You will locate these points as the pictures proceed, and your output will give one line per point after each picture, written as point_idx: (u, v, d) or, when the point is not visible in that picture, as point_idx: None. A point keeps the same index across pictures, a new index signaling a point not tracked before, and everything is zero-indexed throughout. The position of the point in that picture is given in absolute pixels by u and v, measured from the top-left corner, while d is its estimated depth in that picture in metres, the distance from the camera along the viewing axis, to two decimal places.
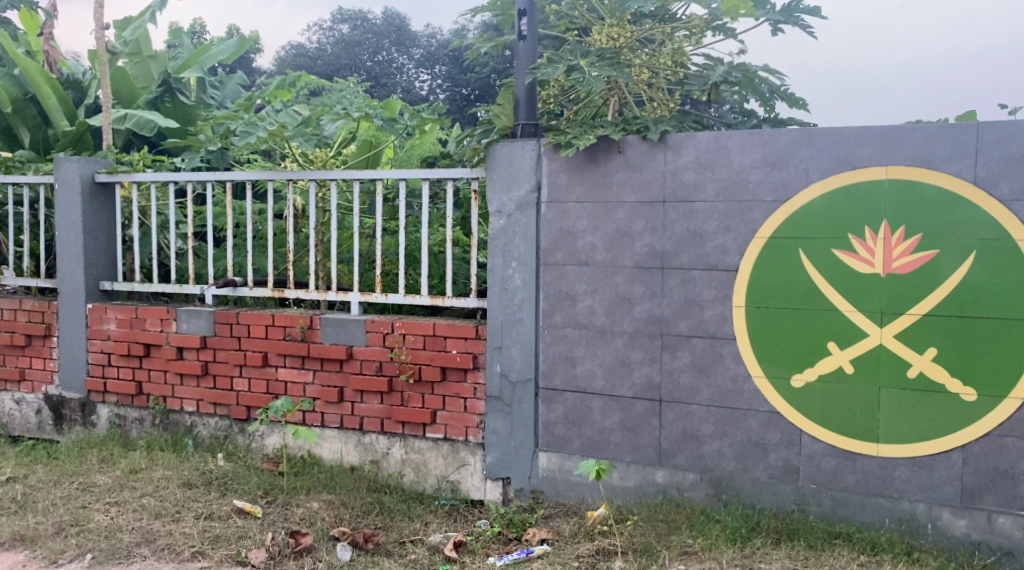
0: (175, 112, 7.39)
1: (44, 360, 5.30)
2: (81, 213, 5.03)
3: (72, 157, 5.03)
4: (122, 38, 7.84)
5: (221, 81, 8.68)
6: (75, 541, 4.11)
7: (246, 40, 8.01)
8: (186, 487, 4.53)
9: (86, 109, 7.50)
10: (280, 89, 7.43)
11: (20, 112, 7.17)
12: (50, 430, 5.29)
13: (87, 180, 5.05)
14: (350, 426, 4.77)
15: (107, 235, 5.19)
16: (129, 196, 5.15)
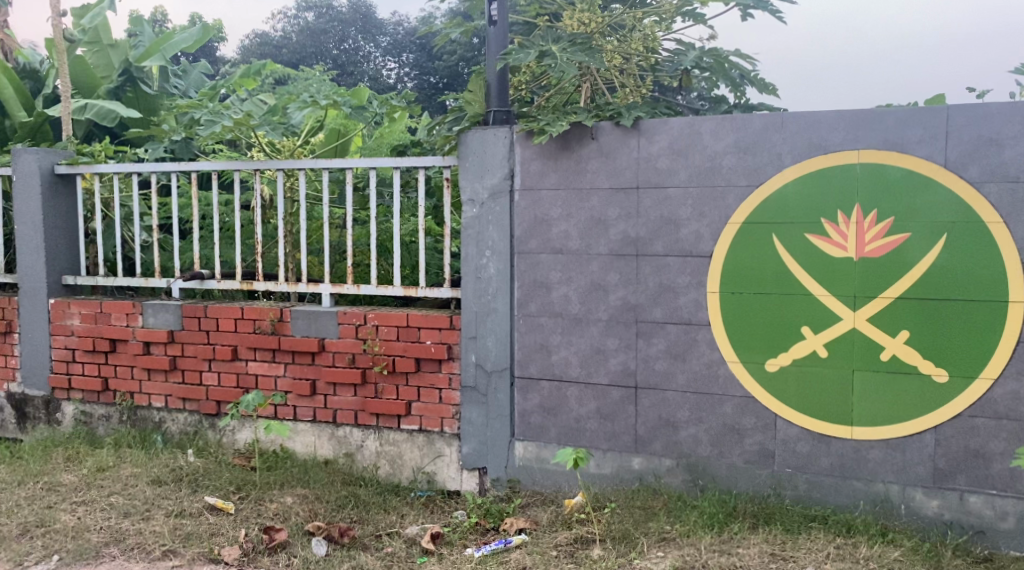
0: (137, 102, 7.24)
1: (4, 357, 5.15)
2: (41, 205, 4.87)
3: (30, 148, 4.85)
4: (81, 26, 7.51)
5: (185, 71, 8.50)
6: (41, 542, 4.01)
7: (212, 28, 7.68)
8: (156, 485, 4.44)
9: (44, 99, 7.25)
10: (245, 78, 7.26)
11: None
12: (14, 429, 5.14)
13: (47, 173, 4.88)
14: (322, 419, 4.70)
15: (70, 228, 5.04)
16: (91, 188, 4.99)
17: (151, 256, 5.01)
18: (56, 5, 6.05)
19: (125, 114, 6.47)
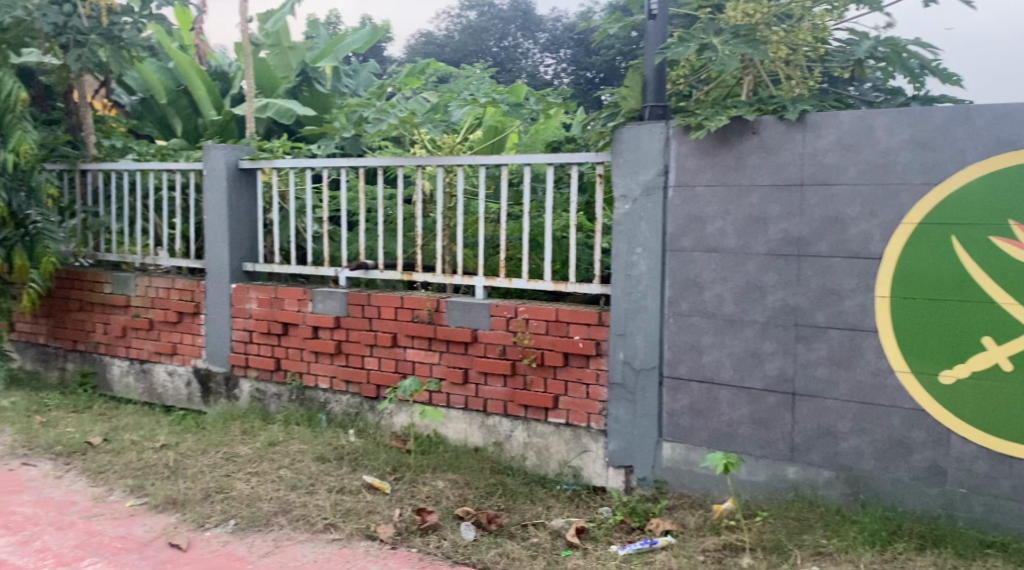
0: (314, 99, 7.94)
1: (193, 335, 5.56)
2: (226, 197, 5.27)
3: (218, 144, 5.27)
4: (263, 29, 7.97)
5: (356, 71, 9.03)
6: (221, 507, 4.35)
7: (381, 28, 8.11)
8: (320, 461, 4.72)
9: (232, 99, 7.86)
10: (410, 76, 7.58)
11: (174, 103, 7.85)
12: (199, 401, 5.57)
13: (232, 167, 5.29)
14: (473, 407, 4.83)
15: (250, 219, 5.42)
16: (270, 181, 5.35)
17: (319, 247, 5.28)
18: (244, 12, 6.50)
19: (301, 112, 6.96)
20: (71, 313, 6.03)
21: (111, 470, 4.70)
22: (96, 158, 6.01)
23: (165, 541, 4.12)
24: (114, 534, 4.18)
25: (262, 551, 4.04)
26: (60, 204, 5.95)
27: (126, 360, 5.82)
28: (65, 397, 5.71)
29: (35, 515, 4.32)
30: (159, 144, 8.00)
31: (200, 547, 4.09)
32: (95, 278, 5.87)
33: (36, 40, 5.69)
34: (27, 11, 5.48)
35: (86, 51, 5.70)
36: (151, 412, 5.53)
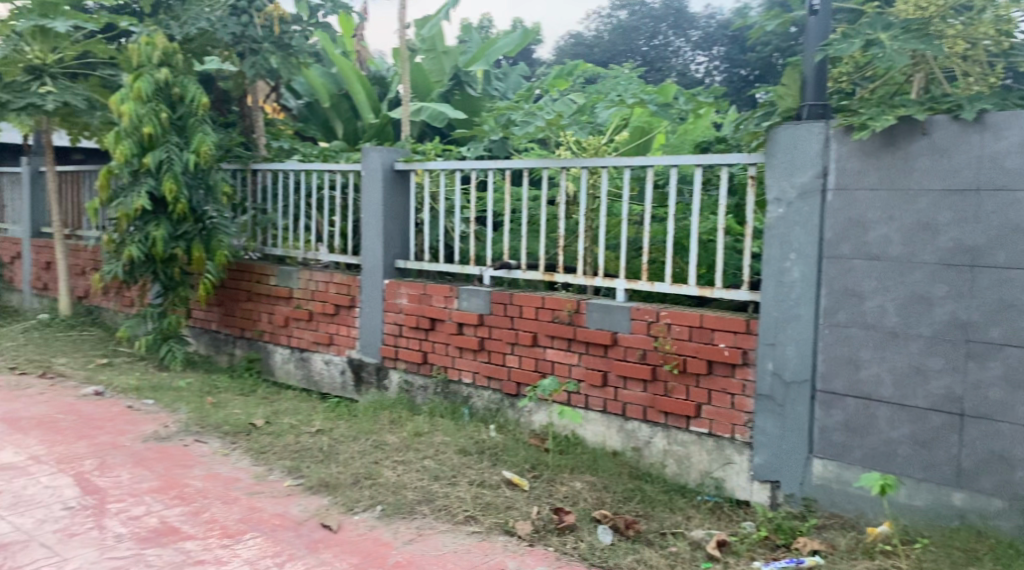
0: (463, 104, 8.24)
1: (348, 327, 5.84)
2: (382, 197, 5.51)
3: (376, 146, 5.52)
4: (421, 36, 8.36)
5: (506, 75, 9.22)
6: (369, 492, 4.50)
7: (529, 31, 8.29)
8: (462, 454, 4.83)
9: (389, 102, 8.28)
10: (559, 78, 7.69)
11: (337, 107, 8.36)
12: (352, 390, 5.85)
13: (388, 169, 5.53)
14: (613, 411, 4.80)
15: (403, 218, 5.62)
16: (422, 182, 5.53)
17: (465, 246, 5.37)
18: (402, 18, 6.75)
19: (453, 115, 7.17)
20: (239, 303, 6.49)
21: (271, 451, 4.95)
22: (266, 161, 6.49)
23: (317, 521, 4.28)
24: (273, 511, 4.37)
25: (405, 537, 4.14)
26: (234, 200, 6.44)
27: (288, 347, 6.19)
28: (232, 380, 6.13)
29: (206, 489, 4.55)
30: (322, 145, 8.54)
31: (349, 529, 4.24)
32: (262, 271, 6.28)
33: (217, 50, 6.56)
34: (211, 22, 6.36)
35: (260, 59, 6.54)
36: (308, 398, 5.85)
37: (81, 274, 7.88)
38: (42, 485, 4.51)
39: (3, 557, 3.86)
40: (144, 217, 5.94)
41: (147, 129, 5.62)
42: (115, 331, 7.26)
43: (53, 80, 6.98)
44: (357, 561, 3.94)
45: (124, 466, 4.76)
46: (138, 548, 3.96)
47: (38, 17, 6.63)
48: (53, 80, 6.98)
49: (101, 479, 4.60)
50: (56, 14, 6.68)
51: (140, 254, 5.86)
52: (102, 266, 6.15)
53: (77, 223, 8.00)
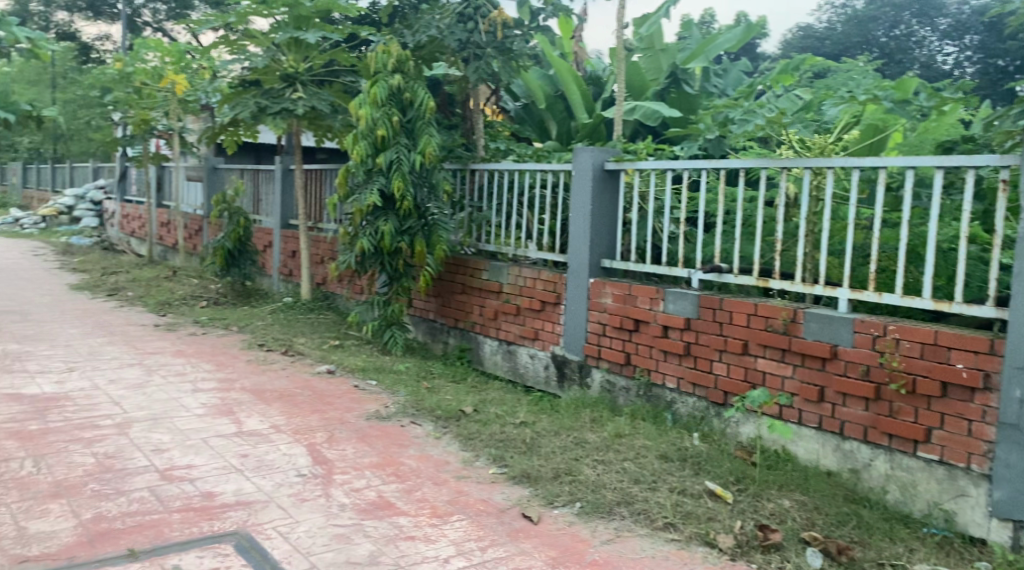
0: (680, 101, 9.38)
1: (553, 324, 5.92)
2: (590, 196, 5.53)
3: (587, 146, 5.55)
4: (638, 36, 9.61)
5: (728, 72, 10.61)
6: (569, 488, 4.46)
7: (752, 28, 9.43)
8: (663, 459, 4.71)
9: (602, 102, 9.54)
10: (783, 74, 7.46)
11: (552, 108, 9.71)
12: (555, 385, 5.92)
13: (598, 169, 5.54)
14: (829, 428, 4.50)
15: (611, 218, 5.61)
16: (633, 182, 5.50)
17: (676, 247, 5.28)
18: (621, 17, 6.76)
19: (667, 114, 8.15)
20: (455, 295, 6.78)
21: (479, 439, 5.05)
22: (482, 161, 6.77)
23: (519, 511, 4.28)
24: (477, 497, 4.42)
25: (603, 537, 4.09)
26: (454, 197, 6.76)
27: (496, 339, 6.38)
28: (447, 367, 6.49)
29: (419, 469, 4.70)
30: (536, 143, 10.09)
31: (549, 522, 4.21)
32: (475, 265, 6.53)
33: (445, 56, 7.02)
34: (440, 30, 6.81)
35: (482, 63, 6.79)
36: (513, 389, 6.01)
37: (320, 262, 8.60)
38: (281, 452, 4.85)
39: (246, 513, 4.14)
40: (374, 212, 6.41)
41: (381, 131, 6.16)
42: (347, 315, 7.89)
43: (303, 87, 7.68)
44: (555, 554, 3.92)
45: (350, 441, 5.05)
46: (359, 519, 4.13)
47: (293, 29, 7.42)
48: (303, 88, 7.68)
49: (329, 452, 4.89)
50: (308, 27, 7.50)
51: (370, 246, 6.33)
52: (337, 256, 6.70)
53: (318, 217, 8.75)
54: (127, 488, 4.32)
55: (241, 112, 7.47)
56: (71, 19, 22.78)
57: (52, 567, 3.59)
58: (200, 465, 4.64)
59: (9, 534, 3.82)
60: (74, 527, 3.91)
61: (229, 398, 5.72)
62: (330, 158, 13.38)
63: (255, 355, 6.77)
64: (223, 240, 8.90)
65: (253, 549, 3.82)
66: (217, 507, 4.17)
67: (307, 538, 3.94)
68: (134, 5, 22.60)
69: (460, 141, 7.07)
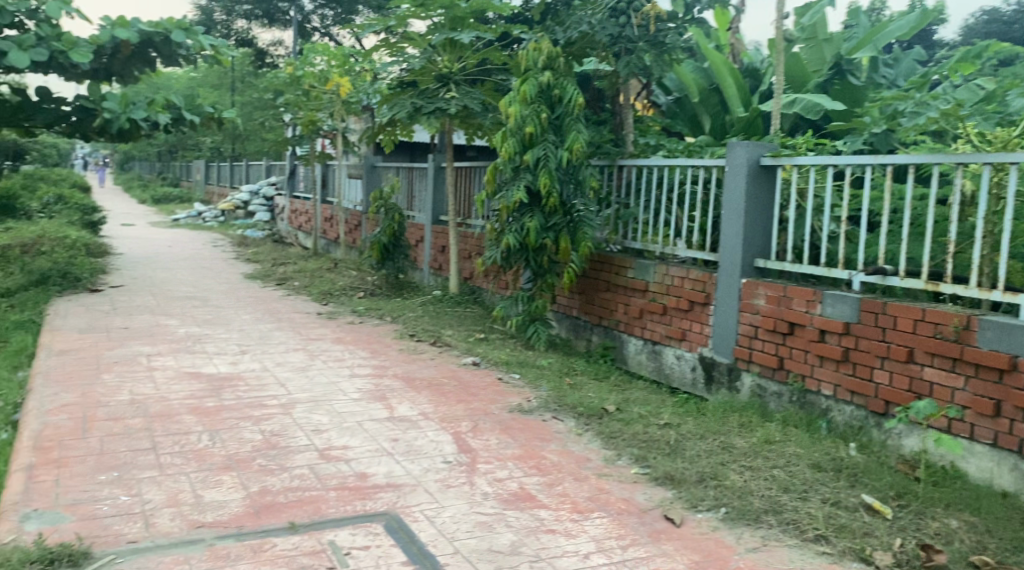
0: (843, 92, 9.25)
1: (701, 324, 5.76)
2: (744, 193, 5.34)
3: (742, 141, 5.37)
4: (800, 26, 9.68)
5: (900, 60, 10.29)
6: (714, 492, 4.31)
7: (928, 13, 9.08)
8: (816, 469, 4.47)
9: (759, 95, 9.63)
10: (959, 65, 7.01)
11: (707, 102, 9.87)
12: (701, 388, 5.76)
13: (753, 164, 5.35)
14: (1005, 445, 4.12)
15: (765, 216, 5.41)
16: (791, 178, 5.30)
17: (837, 247, 5.02)
18: (782, 8, 6.52)
19: (828, 107, 7.97)
20: (599, 292, 6.72)
21: (622, 437, 4.97)
22: (631, 157, 6.67)
23: (661, 513, 4.18)
24: (619, 495, 4.35)
25: (749, 545, 3.92)
26: (601, 194, 6.71)
27: (641, 339, 6.28)
28: (589, 364, 6.45)
29: (560, 464, 4.68)
30: (689, 138, 10.26)
31: (692, 526, 4.09)
32: (621, 263, 6.45)
33: (596, 51, 7.00)
34: (591, 26, 6.77)
35: (633, 57, 6.73)
36: (658, 390, 5.89)
37: (468, 257, 8.74)
38: (428, 439, 4.95)
39: (395, 495, 4.25)
40: (521, 209, 6.46)
41: (528, 129, 6.20)
42: (492, 310, 8.00)
43: (457, 87, 7.82)
44: (697, 559, 3.80)
45: (493, 432, 5.10)
46: (501, 508, 4.16)
47: (449, 30, 7.58)
48: (457, 87, 7.82)
49: (474, 441, 4.95)
50: (464, 26, 7.65)
51: (515, 242, 6.38)
52: (484, 252, 6.83)
53: (467, 213, 8.91)
54: (289, 465, 4.53)
55: (398, 112, 7.69)
56: (249, 27, 24.19)
57: (223, 534, 3.81)
58: (355, 447, 4.81)
59: (187, 501, 4.08)
60: (242, 498, 4.13)
61: (381, 384, 5.90)
62: (481, 155, 13.65)
63: (406, 345, 6.96)
64: (379, 235, 9.20)
65: (401, 530, 3.91)
66: (369, 488, 4.30)
67: (452, 523, 4.00)
68: (306, 12, 23.74)
69: (608, 138, 7.00)
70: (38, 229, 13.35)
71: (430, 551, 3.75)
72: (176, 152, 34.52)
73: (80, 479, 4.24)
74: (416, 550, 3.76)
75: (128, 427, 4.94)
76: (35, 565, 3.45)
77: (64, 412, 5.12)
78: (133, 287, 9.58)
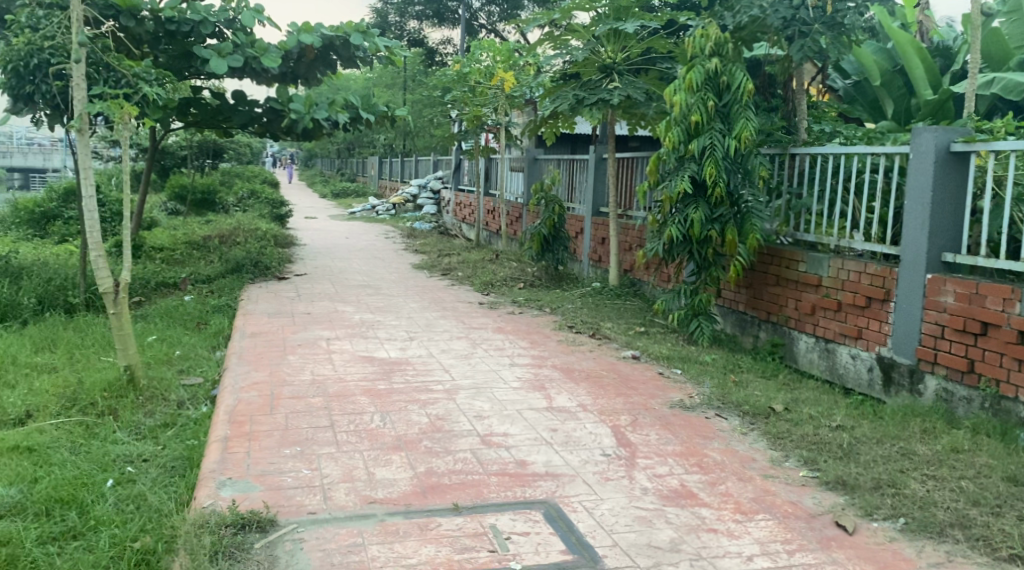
0: None
1: (880, 322, 5.42)
2: (932, 181, 5.02)
3: (930, 126, 5.06)
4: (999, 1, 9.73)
5: None
6: (891, 501, 4.03)
7: None
8: (1010, 483, 4.11)
9: (949, 75, 9.49)
10: None
11: (889, 85, 9.87)
12: (879, 390, 5.43)
13: (943, 150, 5.02)
14: None
15: (956, 206, 5.06)
16: (986, 165, 4.92)
17: None
18: None
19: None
20: (768, 287, 6.46)
21: (790, 438, 4.74)
22: (805, 145, 6.37)
23: (832, 519, 3.95)
24: (786, 498, 4.15)
25: (931, 559, 3.65)
26: (771, 184, 6.45)
27: (813, 336, 5.99)
28: (756, 362, 6.22)
29: (723, 463, 4.52)
30: (870, 124, 10.31)
31: (866, 535, 3.84)
32: (791, 256, 6.17)
33: (767, 35, 6.77)
34: (762, 9, 6.49)
35: (808, 40, 6.40)
36: (831, 391, 5.59)
37: (628, 249, 8.62)
38: (588, 430, 4.91)
39: (555, 484, 4.22)
40: (685, 200, 6.31)
41: (694, 118, 6.07)
42: (653, 303, 7.87)
43: (620, 77, 7.72)
44: None
45: (653, 427, 4.99)
46: (661, 504, 4.05)
47: (614, 20, 7.50)
48: (620, 77, 7.72)
49: (633, 435, 4.86)
50: (628, 16, 7.54)
51: (679, 234, 6.25)
52: (646, 244, 6.75)
53: (629, 205, 8.79)
54: (453, 448, 4.60)
55: (560, 104, 7.67)
56: (420, 27, 24.96)
57: (393, 510, 3.90)
58: (516, 434, 4.82)
59: (360, 477, 4.21)
60: (410, 477, 4.23)
61: (541, 374, 5.91)
62: (643, 145, 13.49)
63: (565, 337, 6.94)
64: (540, 227, 9.22)
65: (561, 519, 3.88)
66: (530, 475, 4.30)
67: (611, 516, 3.93)
68: (473, 10, 24.25)
69: (778, 127, 6.74)
70: (233, 222, 14.29)
71: (589, 542, 3.70)
72: (353, 148, 36.14)
73: (268, 451, 4.46)
74: (575, 540, 3.72)
75: (309, 405, 5.17)
76: (229, 528, 3.65)
77: (254, 389, 5.42)
78: (316, 275, 10.07)
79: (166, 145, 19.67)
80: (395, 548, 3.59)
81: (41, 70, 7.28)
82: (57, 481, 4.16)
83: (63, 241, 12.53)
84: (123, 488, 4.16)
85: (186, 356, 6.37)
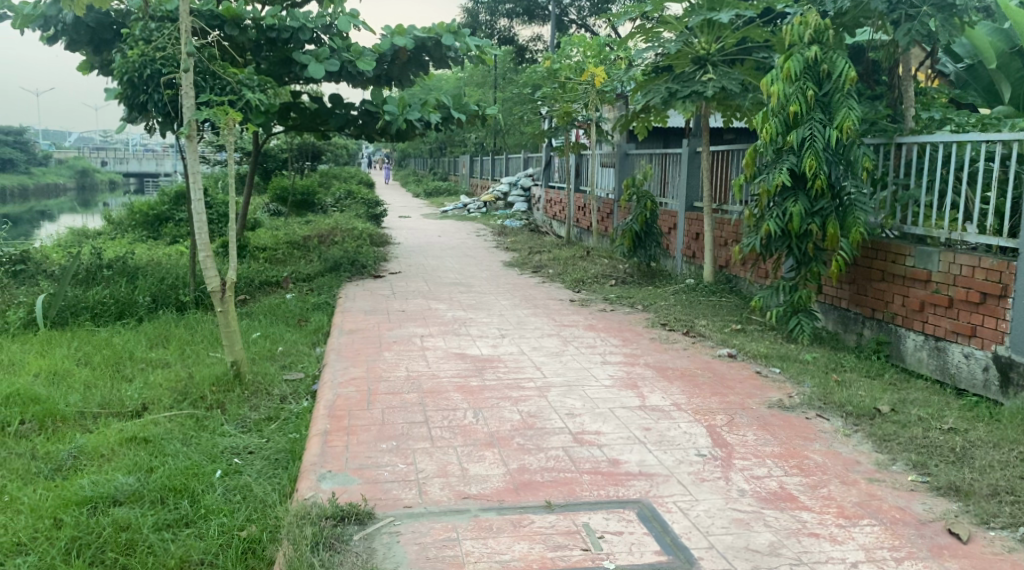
0: None
1: (996, 319, 5.14)
2: None
3: None
4: None
5: None
6: (1009, 509, 3.81)
7: None
8: None
9: None
10: None
11: (1007, 67, 9.42)
12: (996, 391, 5.15)
13: None
14: None
15: None
16: None
17: None
18: None
19: None
20: (873, 282, 6.20)
21: (897, 441, 4.54)
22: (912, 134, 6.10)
23: (943, 526, 3.76)
24: (893, 503, 3.96)
25: None
26: (876, 175, 6.20)
27: (922, 334, 5.73)
28: (860, 360, 5.98)
29: (826, 465, 4.35)
30: (986, 109, 9.90)
31: (982, 544, 3.63)
32: (898, 250, 5.91)
33: (871, 20, 6.52)
34: None
35: (916, 23, 6.14)
36: (942, 391, 5.33)
37: (724, 245, 8.42)
38: (682, 430, 4.79)
39: (649, 483, 4.14)
40: (784, 193, 6.13)
41: (792, 107, 5.88)
42: (750, 300, 7.67)
43: (714, 68, 7.55)
44: None
45: (751, 427, 4.84)
46: (759, 507, 3.93)
47: (707, 10, 7.32)
48: (714, 68, 7.55)
49: (730, 436, 4.73)
50: (723, 6, 7.36)
51: (777, 229, 6.06)
52: (742, 238, 6.57)
53: (724, 199, 8.60)
54: (545, 446, 4.56)
55: (653, 98, 7.55)
56: (511, 25, 25.03)
57: (487, 506, 3.89)
58: (608, 433, 4.75)
59: (454, 473, 4.21)
60: (503, 474, 4.21)
61: (634, 372, 5.81)
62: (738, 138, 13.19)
63: (658, 335, 6.81)
64: (632, 222, 9.10)
65: (655, 519, 3.80)
66: (623, 474, 4.23)
67: (707, 517, 3.83)
68: (563, 6, 24.12)
69: (886, 114, 6.47)
70: (332, 222, 14.58)
71: (685, 543, 3.61)
72: (446, 148, 36.57)
73: (366, 446, 4.51)
74: (670, 540, 3.64)
75: (405, 401, 5.21)
76: (330, 520, 3.69)
77: (352, 385, 5.49)
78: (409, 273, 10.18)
79: (269, 149, 20.23)
80: (488, 544, 3.57)
81: (153, 79, 7.57)
82: (171, 470, 4.27)
83: (174, 242, 13.02)
84: (230, 479, 4.26)
85: (288, 352, 6.50)
